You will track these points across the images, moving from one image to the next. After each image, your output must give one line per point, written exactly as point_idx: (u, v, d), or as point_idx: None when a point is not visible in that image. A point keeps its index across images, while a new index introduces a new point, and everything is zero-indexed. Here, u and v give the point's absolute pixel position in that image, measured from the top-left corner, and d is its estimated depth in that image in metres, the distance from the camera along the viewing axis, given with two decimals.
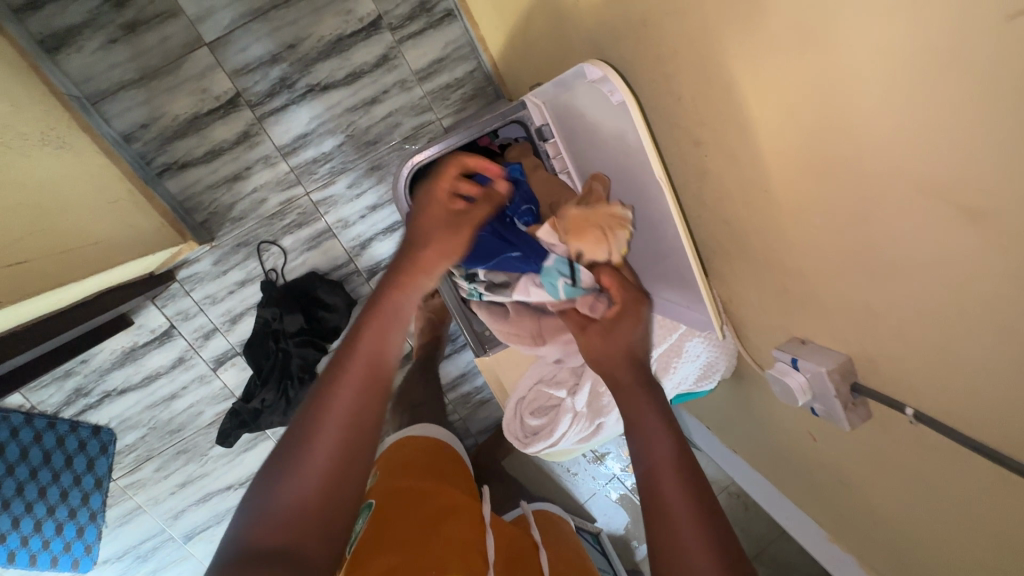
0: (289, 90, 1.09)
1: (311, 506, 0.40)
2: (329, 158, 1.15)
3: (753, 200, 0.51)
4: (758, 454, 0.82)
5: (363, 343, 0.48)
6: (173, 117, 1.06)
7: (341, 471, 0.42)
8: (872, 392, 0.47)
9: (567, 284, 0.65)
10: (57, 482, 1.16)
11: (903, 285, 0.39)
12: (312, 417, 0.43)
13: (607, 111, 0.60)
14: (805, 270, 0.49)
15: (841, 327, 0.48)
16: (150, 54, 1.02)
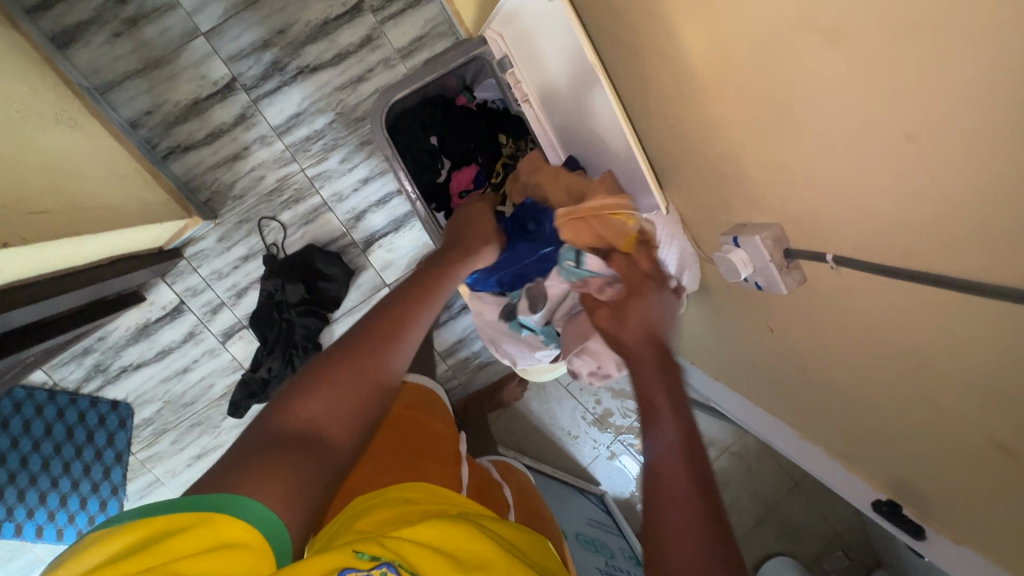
0: (281, 72, 1.17)
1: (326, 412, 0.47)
2: (322, 135, 1.22)
3: (689, 97, 0.56)
4: (735, 371, 0.86)
5: (388, 309, 0.58)
6: (175, 103, 1.14)
7: (355, 393, 0.49)
8: (801, 252, 0.51)
9: (571, 265, 0.72)
10: (80, 457, 1.23)
11: (810, 133, 0.44)
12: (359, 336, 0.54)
13: (550, 27, 0.67)
14: (738, 151, 0.54)
15: (773, 199, 0.52)
16: (151, 46, 1.11)
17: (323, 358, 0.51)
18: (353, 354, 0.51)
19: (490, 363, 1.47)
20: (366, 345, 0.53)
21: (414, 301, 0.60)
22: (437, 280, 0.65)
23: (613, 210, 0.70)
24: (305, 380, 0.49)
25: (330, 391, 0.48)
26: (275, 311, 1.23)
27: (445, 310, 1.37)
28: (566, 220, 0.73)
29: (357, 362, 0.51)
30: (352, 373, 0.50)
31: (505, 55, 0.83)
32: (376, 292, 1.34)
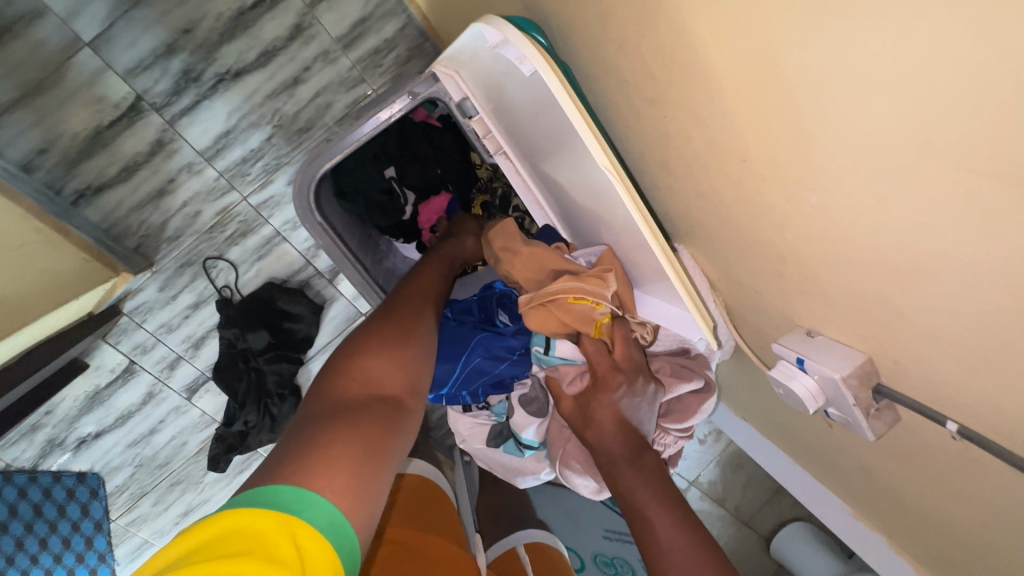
0: (196, 84, 0.95)
1: (378, 392, 0.48)
2: (260, 154, 1.02)
3: (731, 171, 0.40)
4: (770, 431, 0.74)
5: (397, 305, 0.60)
6: (72, 135, 0.93)
7: (399, 378, 0.51)
8: (899, 396, 0.37)
9: (539, 352, 0.54)
10: (57, 532, 1.13)
11: (943, 281, 0.28)
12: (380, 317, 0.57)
13: (521, 83, 0.49)
14: (803, 255, 0.38)
15: (857, 324, 0.37)
16: (24, 67, 0.87)
17: (355, 346, 0.52)
18: (383, 343, 0.53)
19: None
20: (394, 335, 0.54)
21: (419, 296, 0.62)
22: (433, 279, 0.66)
23: (575, 294, 0.50)
24: (341, 366, 0.50)
25: (374, 377, 0.49)
26: (240, 362, 1.09)
27: None
28: (528, 308, 0.53)
29: (390, 350, 0.52)
30: (388, 361, 0.51)
31: (467, 97, 0.64)
32: (351, 322, 1.20)
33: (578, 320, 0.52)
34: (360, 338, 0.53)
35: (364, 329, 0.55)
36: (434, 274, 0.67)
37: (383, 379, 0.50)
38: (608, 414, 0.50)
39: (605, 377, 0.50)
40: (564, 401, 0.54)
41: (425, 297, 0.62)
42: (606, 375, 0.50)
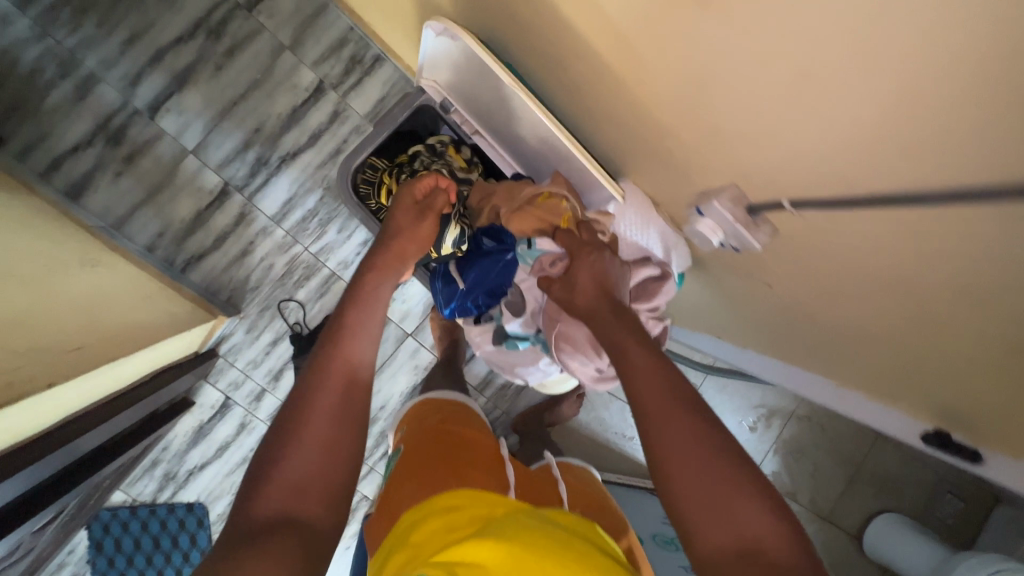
0: (266, 166, 1.25)
1: (298, 511, 0.51)
2: (316, 212, 1.29)
3: None
4: (762, 334, 0.84)
5: (314, 384, 0.59)
6: (180, 219, 1.24)
7: (323, 489, 0.53)
8: None
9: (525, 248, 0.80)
10: (170, 562, 1.30)
11: None
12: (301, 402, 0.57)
13: (461, 61, 0.76)
14: None
15: None
16: (149, 176, 1.21)
17: (272, 457, 0.53)
18: (302, 446, 0.54)
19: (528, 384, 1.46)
20: (314, 426, 0.56)
21: (336, 365, 0.61)
22: (358, 336, 0.64)
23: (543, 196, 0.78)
24: (259, 487, 0.51)
25: (291, 500, 0.51)
26: None
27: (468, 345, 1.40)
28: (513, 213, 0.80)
29: (309, 458, 0.54)
30: (308, 470, 0.53)
31: (445, 97, 0.91)
32: (402, 343, 1.38)
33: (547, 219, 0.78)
34: (276, 442, 0.54)
35: (275, 429, 0.55)
36: (358, 327, 0.65)
37: (304, 494, 0.52)
38: (585, 290, 0.66)
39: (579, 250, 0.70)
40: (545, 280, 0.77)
41: (345, 368, 0.61)
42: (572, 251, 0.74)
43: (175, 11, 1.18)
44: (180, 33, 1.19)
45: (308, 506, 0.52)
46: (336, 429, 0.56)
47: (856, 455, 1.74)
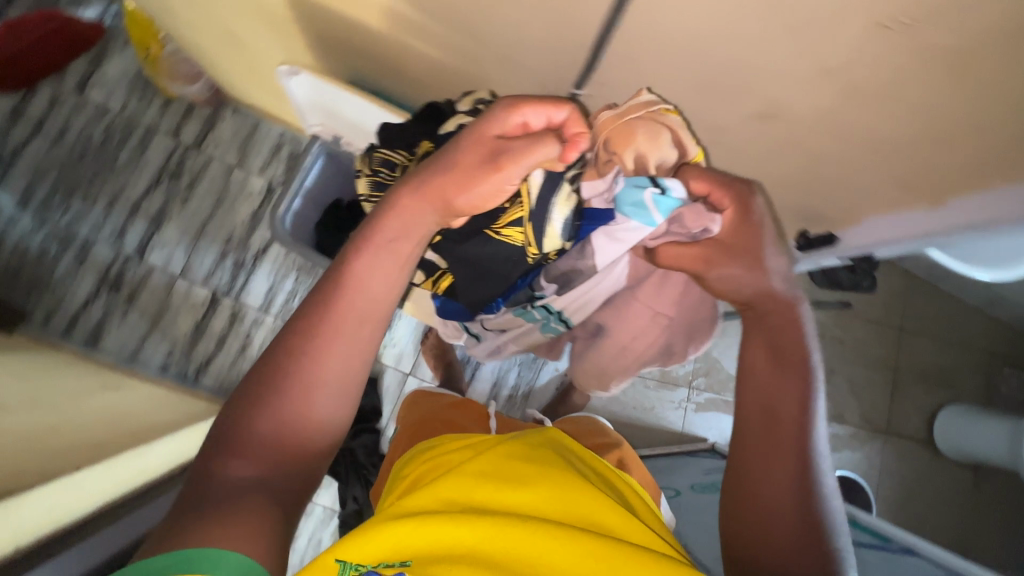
0: (243, 266, 1.43)
1: (276, 471, 0.50)
2: (295, 291, 1.44)
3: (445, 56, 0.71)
4: None
5: (318, 339, 0.55)
6: (184, 335, 1.39)
7: (305, 451, 0.53)
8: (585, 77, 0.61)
9: (655, 192, 0.63)
10: None
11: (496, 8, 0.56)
12: (304, 352, 0.54)
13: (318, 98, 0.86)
14: (494, 58, 0.66)
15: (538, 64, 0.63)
16: (149, 307, 1.39)
17: (259, 414, 0.51)
18: (296, 408, 0.52)
19: (532, 386, 1.50)
20: (308, 390, 0.53)
21: (346, 325, 0.56)
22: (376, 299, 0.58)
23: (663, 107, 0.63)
24: (239, 439, 0.50)
25: (270, 460, 0.50)
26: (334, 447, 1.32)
27: (465, 366, 1.47)
28: (633, 126, 0.62)
29: (297, 420, 0.52)
30: (297, 432, 0.52)
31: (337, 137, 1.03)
32: (404, 383, 1.46)
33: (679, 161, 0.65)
34: (270, 395, 0.52)
35: (270, 378, 0.53)
36: (386, 288, 0.60)
37: (276, 462, 0.51)
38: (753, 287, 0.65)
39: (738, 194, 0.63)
40: (703, 260, 0.66)
41: (356, 325, 0.57)
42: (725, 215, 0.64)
43: (140, 169, 1.42)
44: (148, 184, 1.42)
45: (286, 468, 0.51)
46: (332, 395, 0.55)
47: (886, 356, 1.69)
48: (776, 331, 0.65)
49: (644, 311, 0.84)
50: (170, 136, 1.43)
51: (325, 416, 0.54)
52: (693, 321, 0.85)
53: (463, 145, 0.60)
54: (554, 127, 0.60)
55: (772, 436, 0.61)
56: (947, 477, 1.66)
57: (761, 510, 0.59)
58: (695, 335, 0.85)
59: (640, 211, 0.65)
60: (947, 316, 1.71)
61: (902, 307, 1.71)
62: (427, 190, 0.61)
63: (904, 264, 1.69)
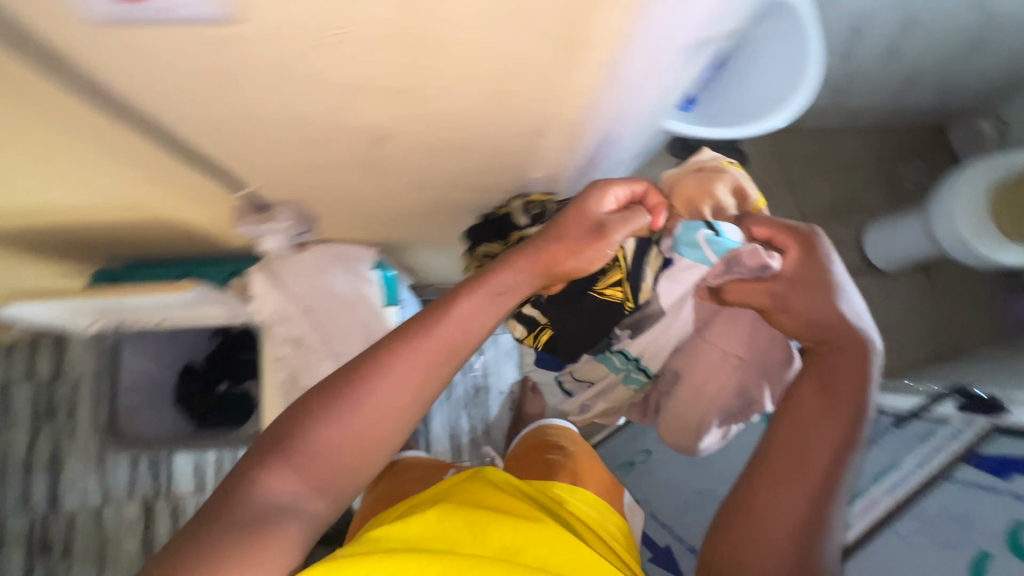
0: (160, 461, 1.37)
1: (315, 490, 0.60)
2: (221, 456, 1.38)
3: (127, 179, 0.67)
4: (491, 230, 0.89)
5: (401, 359, 0.65)
6: (135, 557, 1.33)
7: (348, 473, 0.63)
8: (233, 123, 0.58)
9: (709, 232, 0.77)
10: None
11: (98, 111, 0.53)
12: (359, 389, 0.64)
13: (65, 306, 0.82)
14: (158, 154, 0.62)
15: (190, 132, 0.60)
16: (89, 548, 1.33)
17: (323, 421, 0.61)
18: (357, 428, 0.62)
19: (488, 419, 1.47)
20: (355, 426, 0.62)
21: (434, 349, 0.67)
22: (465, 329, 0.68)
23: (723, 167, 0.81)
24: (290, 447, 0.60)
25: (316, 477, 0.61)
26: None
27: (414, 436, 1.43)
28: (693, 180, 0.81)
29: (359, 436, 0.62)
30: (350, 452, 0.62)
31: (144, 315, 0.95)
32: None
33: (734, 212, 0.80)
34: (337, 406, 0.62)
35: (350, 384, 0.63)
36: (474, 315, 0.69)
37: (318, 477, 0.61)
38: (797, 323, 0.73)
39: (806, 243, 0.73)
40: (769, 288, 0.73)
41: (437, 357, 0.66)
42: (793, 259, 0.73)
43: (14, 424, 1.36)
44: (30, 435, 1.36)
45: (330, 486, 0.61)
46: (390, 420, 0.64)
47: (791, 214, 1.70)
48: (823, 391, 0.71)
49: (714, 351, 0.86)
50: (29, 378, 1.38)
51: (365, 449, 0.63)
52: (766, 363, 0.84)
53: (573, 215, 0.73)
54: (637, 201, 0.76)
55: (808, 467, 0.67)
56: (899, 292, 1.67)
57: (762, 523, 0.67)
58: (767, 377, 0.84)
59: (690, 247, 0.78)
60: (823, 147, 1.73)
61: (780, 160, 1.72)
62: (540, 257, 0.73)
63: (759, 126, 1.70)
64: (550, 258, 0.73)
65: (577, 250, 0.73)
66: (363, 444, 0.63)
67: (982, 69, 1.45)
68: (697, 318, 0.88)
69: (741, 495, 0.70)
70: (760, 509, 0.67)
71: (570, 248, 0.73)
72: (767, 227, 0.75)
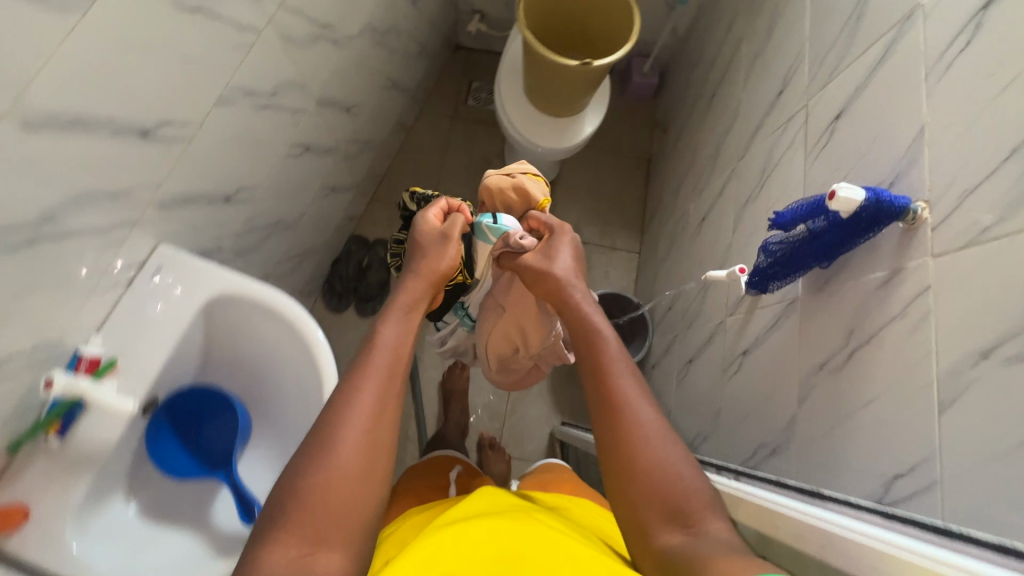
0: None
1: (320, 548, 0.52)
2: None
3: None
4: None
5: (362, 390, 0.62)
6: None
7: (347, 514, 0.54)
8: None
9: (492, 221, 0.90)
10: None
11: None
12: (334, 420, 0.59)
13: None
14: None
15: None
16: None
17: (308, 459, 0.57)
18: (342, 465, 0.56)
19: None
20: (350, 457, 0.57)
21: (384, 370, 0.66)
22: (395, 350, 0.68)
23: (528, 172, 0.95)
24: (287, 505, 0.54)
25: (311, 529, 0.52)
26: None
27: None
28: (491, 178, 0.95)
29: (357, 465, 0.57)
30: (342, 493, 0.55)
31: None
32: None
33: (519, 206, 0.94)
34: (322, 451, 0.57)
35: (323, 426, 0.59)
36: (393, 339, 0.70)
37: (316, 535, 0.52)
38: (535, 279, 0.85)
39: (559, 229, 0.89)
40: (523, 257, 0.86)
41: (381, 387, 0.64)
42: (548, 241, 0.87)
43: None
44: None
45: (336, 536, 0.53)
46: (372, 457, 0.58)
47: None
48: (577, 339, 0.80)
49: (493, 301, 0.98)
50: None
51: (366, 486, 0.57)
52: (524, 317, 0.95)
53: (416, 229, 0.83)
54: (447, 208, 0.90)
55: (613, 377, 0.72)
56: (579, 175, 1.72)
57: (629, 434, 0.66)
58: (525, 326, 0.95)
59: (480, 234, 0.90)
60: (420, 160, 1.67)
61: None
62: (418, 272, 0.81)
63: (363, 211, 1.59)
64: (418, 270, 0.82)
65: (439, 251, 0.82)
66: (354, 465, 0.57)
67: (429, 18, 1.43)
68: (493, 279, 0.97)
69: (609, 442, 0.68)
70: (624, 437, 0.66)
71: (434, 267, 0.81)
72: (537, 221, 0.91)
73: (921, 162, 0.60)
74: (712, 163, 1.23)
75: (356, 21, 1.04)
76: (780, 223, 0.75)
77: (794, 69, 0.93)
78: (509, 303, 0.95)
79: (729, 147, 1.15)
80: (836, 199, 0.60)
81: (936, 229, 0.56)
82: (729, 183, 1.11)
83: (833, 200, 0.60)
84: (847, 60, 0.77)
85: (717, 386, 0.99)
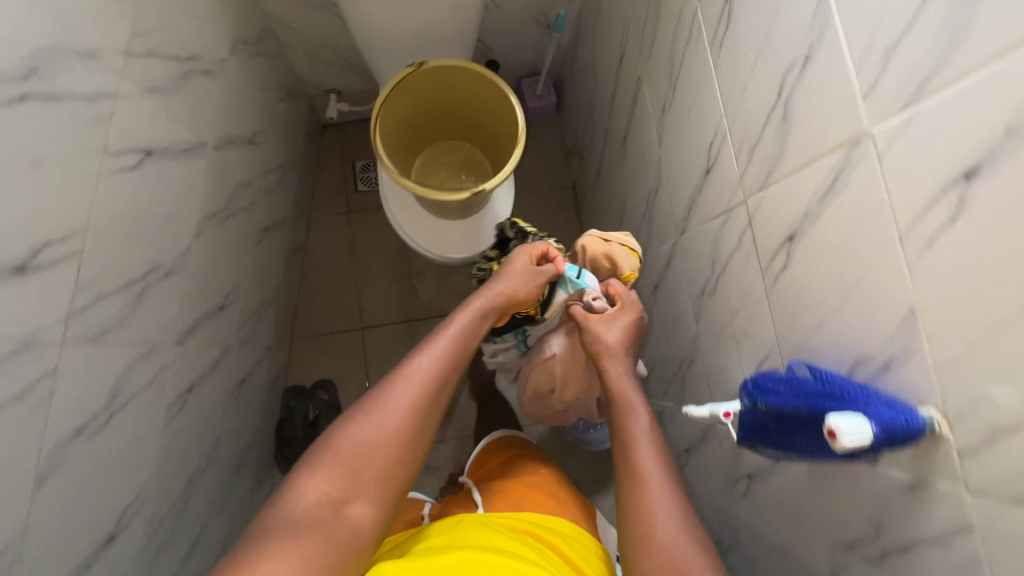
0: None
1: (351, 499, 0.69)
2: None
3: None
4: None
5: (410, 377, 0.78)
6: None
7: (375, 476, 0.71)
8: None
9: (576, 276, 0.96)
10: None
11: None
12: (382, 394, 0.77)
13: None
14: None
15: None
16: None
17: (361, 428, 0.73)
18: (383, 433, 0.73)
19: None
20: (393, 432, 0.73)
21: (441, 363, 0.81)
22: (454, 349, 0.83)
23: (631, 248, 0.99)
24: (336, 452, 0.71)
25: (348, 481, 0.69)
26: None
27: None
28: (593, 237, 1.00)
29: (389, 446, 0.73)
30: (375, 453, 0.72)
31: None
32: None
33: (606, 272, 1.00)
34: (368, 415, 0.74)
35: (378, 395, 0.76)
36: (455, 342, 0.84)
37: (354, 487, 0.69)
38: (597, 335, 0.91)
39: (631, 307, 0.94)
40: (588, 316, 0.93)
41: (428, 390, 0.78)
42: (615, 311, 0.94)
43: None
44: None
45: (363, 494, 0.69)
46: (407, 434, 0.74)
47: (401, 332, 1.47)
48: (608, 397, 0.89)
49: (558, 343, 1.04)
50: None
51: (397, 456, 0.73)
52: (574, 368, 1.03)
53: (511, 256, 0.94)
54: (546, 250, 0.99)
55: (619, 394, 0.87)
56: None
57: (626, 422, 0.82)
58: (571, 377, 1.05)
59: (561, 284, 0.98)
60: (330, 276, 1.47)
61: (337, 333, 1.44)
62: (498, 288, 0.91)
63: (287, 358, 1.40)
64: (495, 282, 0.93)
65: (521, 271, 0.93)
66: (390, 442, 0.73)
67: (278, 136, 1.20)
68: (565, 324, 1.05)
69: (618, 421, 0.84)
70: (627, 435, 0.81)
71: (516, 290, 0.92)
72: (617, 290, 0.96)
73: (923, 355, 0.48)
74: (646, 223, 1.10)
75: (184, 231, 0.82)
76: (767, 399, 0.62)
77: (715, 150, 0.78)
78: (567, 353, 1.03)
79: (661, 212, 1.01)
80: (837, 437, 0.47)
81: (966, 458, 0.45)
82: (675, 258, 0.98)
83: (834, 439, 0.47)
84: (783, 169, 0.64)
85: (727, 496, 0.91)
